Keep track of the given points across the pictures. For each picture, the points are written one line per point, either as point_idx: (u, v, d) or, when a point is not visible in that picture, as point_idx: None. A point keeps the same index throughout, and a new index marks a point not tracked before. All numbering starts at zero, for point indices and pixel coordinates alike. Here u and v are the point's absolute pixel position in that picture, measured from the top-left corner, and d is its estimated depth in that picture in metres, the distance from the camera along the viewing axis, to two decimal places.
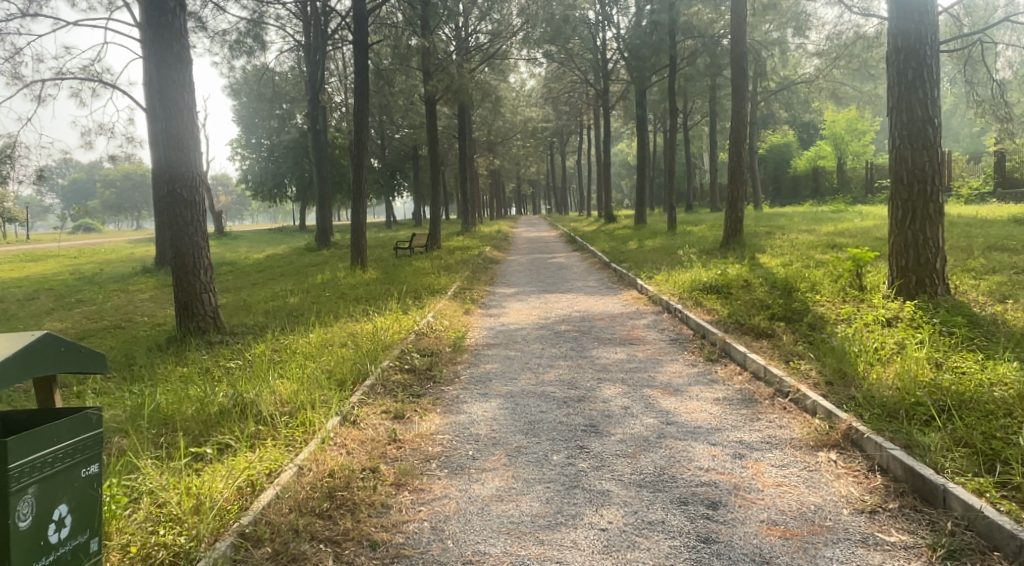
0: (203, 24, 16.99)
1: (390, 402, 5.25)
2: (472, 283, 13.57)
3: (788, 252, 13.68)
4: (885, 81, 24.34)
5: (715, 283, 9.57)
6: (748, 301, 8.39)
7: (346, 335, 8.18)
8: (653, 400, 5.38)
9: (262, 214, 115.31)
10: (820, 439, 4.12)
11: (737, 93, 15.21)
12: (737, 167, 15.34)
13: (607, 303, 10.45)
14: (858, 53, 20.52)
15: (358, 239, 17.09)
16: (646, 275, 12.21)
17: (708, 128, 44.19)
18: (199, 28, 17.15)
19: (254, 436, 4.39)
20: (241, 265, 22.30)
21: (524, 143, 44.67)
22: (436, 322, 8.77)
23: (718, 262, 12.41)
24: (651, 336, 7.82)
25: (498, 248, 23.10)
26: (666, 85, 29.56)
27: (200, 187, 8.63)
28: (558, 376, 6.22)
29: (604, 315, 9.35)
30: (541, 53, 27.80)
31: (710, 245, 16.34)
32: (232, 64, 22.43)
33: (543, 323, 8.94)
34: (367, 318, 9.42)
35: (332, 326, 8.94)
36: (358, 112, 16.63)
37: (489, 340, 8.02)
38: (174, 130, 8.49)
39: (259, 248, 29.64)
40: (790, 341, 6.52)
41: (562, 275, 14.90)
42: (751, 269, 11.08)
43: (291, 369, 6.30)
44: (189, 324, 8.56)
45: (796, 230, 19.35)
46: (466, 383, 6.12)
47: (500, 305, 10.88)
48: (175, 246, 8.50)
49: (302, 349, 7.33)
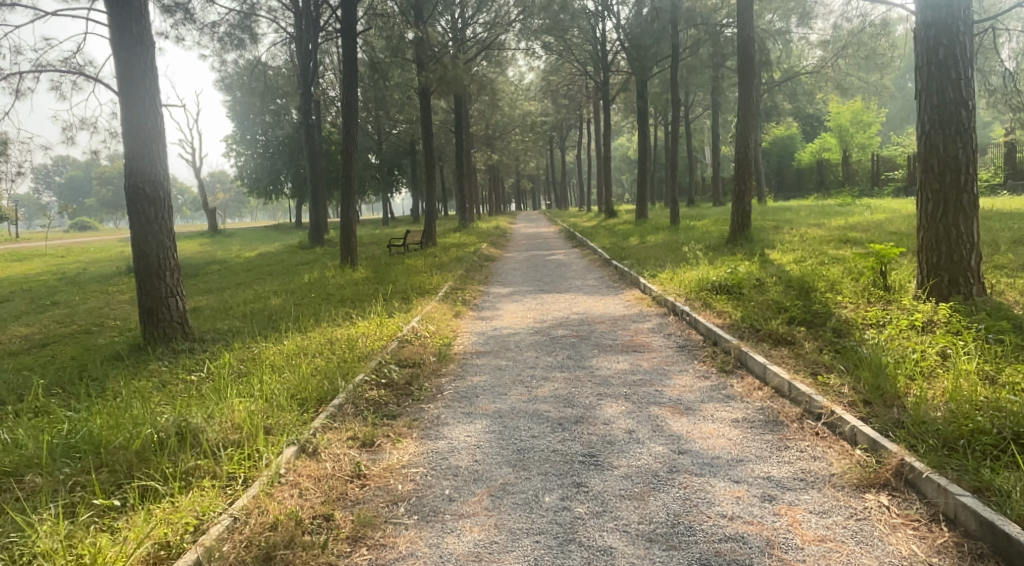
0: (190, 15, 16.27)
1: (359, 426, 4.53)
2: (465, 282, 12.90)
3: (798, 248, 12.97)
4: (892, 71, 23.62)
5: (726, 282, 8.86)
6: (763, 303, 7.69)
7: (324, 343, 7.46)
8: (661, 421, 4.68)
9: (260, 211, 114.63)
10: (867, 476, 3.44)
11: (745, 81, 14.47)
12: (745, 160, 14.57)
13: (608, 304, 9.75)
14: (866, 41, 19.83)
15: (348, 237, 16.39)
16: (650, 273, 11.50)
17: (709, 122, 43.49)
18: (187, 19, 16.41)
19: (189, 474, 3.71)
20: (230, 264, 21.54)
21: (523, 138, 43.92)
22: (422, 326, 8.06)
23: (726, 259, 11.71)
24: (655, 342, 7.13)
25: (495, 245, 22.41)
26: (668, 77, 28.79)
27: (165, 182, 7.88)
28: (552, 392, 5.52)
29: (603, 318, 8.65)
30: (539, 45, 27.07)
31: (715, 240, 15.64)
32: (222, 57, 21.68)
33: (538, 327, 8.24)
34: (350, 324, 8.68)
35: (310, 333, 8.22)
36: (346, 104, 15.92)
37: (479, 347, 7.33)
38: (134, 120, 7.71)
39: (251, 246, 28.92)
40: (814, 350, 5.82)
41: (560, 273, 14.20)
42: (762, 266, 10.37)
43: (253, 385, 5.58)
44: (153, 330, 7.84)
45: (804, 224, 18.64)
46: (450, 399, 5.43)
47: (493, 306, 10.21)
48: (137, 245, 7.75)
49: (272, 360, 6.60)
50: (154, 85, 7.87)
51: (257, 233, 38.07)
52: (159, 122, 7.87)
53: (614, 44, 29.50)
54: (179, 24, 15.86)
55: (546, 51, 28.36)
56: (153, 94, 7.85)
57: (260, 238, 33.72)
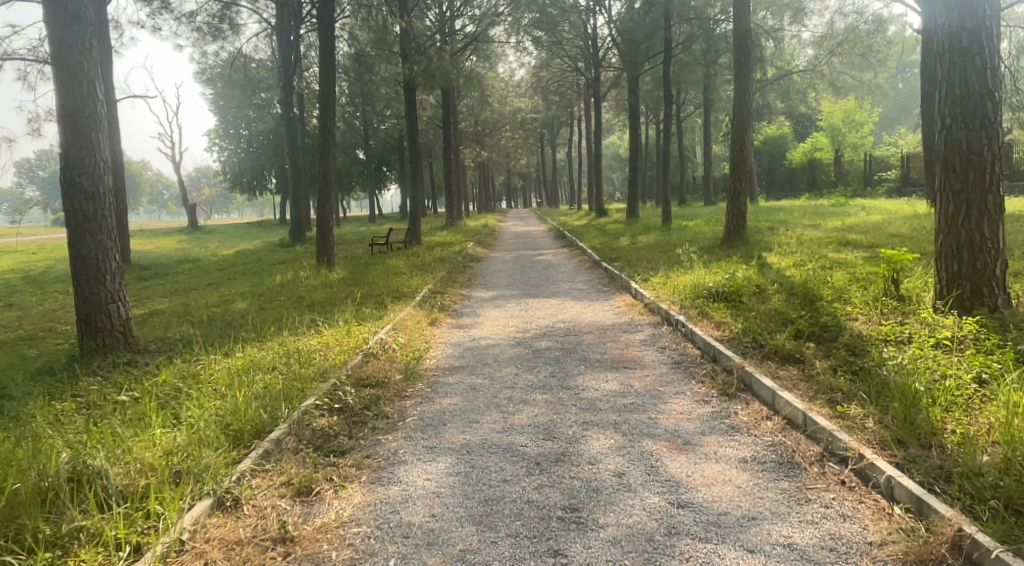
0: (166, 4, 15.45)
1: (295, 468, 3.84)
2: (446, 285, 12.18)
3: (797, 250, 12.32)
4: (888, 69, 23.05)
5: (724, 289, 8.16)
6: (765, 312, 7.00)
7: (280, 356, 6.71)
8: (656, 460, 3.95)
9: (248, 207, 113.40)
10: (915, 550, 2.89)
11: (742, 75, 13.78)
12: (740, 158, 13.90)
13: (596, 311, 9.05)
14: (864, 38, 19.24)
15: (325, 235, 15.64)
16: (641, 276, 10.80)
17: (700, 120, 42.93)
18: (163, 8, 15.56)
19: (66, 540, 3.05)
20: (205, 263, 20.67)
21: (513, 135, 43.16)
22: (390, 337, 7.28)
23: (722, 262, 11.04)
24: (647, 357, 6.43)
25: (482, 244, 21.72)
26: (659, 73, 28.19)
27: (105, 175, 7.14)
28: (531, 420, 4.79)
29: (591, 328, 7.94)
30: (529, 40, 26.38)
31: (709, 242, 14.98)
32: (201, 48, 20.83)
33: (519, 338, 7.51)
34: (314, 333, 7.92)
35: (268, 344, 7.47)
36: (322, 96, 15.11)
37: (453, 361, 6.60)
38: (70, 107, 6.91)
39: (230, 244, 28.03)
40: (827, 372, 5.12)
41: (547, 275, 13.49)
42: (762, 271, 9.69)
43: (187, 412, 4.86)
44: (90, 340, 7.09)
45: (801, 225, 18.01)
46: (415, 428, 4.70)
47: (473, 312, 9.48)
48: (73, 246, 7.01)
49: (217, 379, 5.85)
50: (94, 69, 7.08)
51: (240, 230, 37.20)
52: (101, 109, 7.11)
53: (605, 39, 28.84)
54: (151, 13, 15.07)
55: (536, 46, 27.61)
56: (93, 79, 7.06)
57: (241, 236, 32.82)
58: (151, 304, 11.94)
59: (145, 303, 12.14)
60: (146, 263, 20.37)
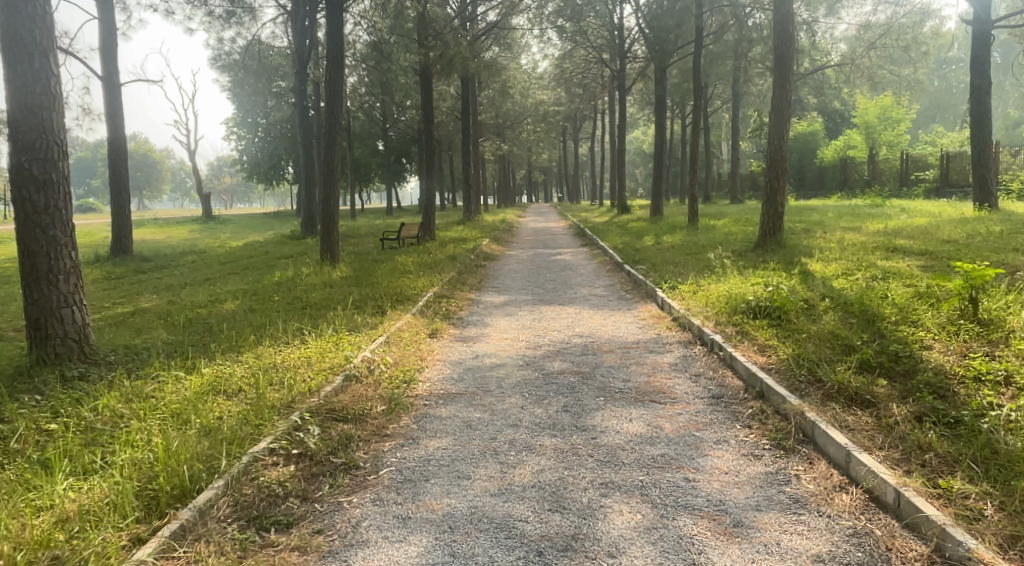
0: None
1: (215, 558, 2.98)
2: (454, 287, 11.21)
3: (841, 257, 11.17)
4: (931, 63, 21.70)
5: (766, 301, 7.09)
6: (819, 335, 5.94)
7: (250, 375, 5.81)
8: (698, 556, 2.97)
9: (270, 196, 113.58)
10: None
11: (782, 63, 12.59)
12: (777, 153, 12.74)
13: (618, 325, 8.02)
14: None
15: (330, 229, 14.76)
16: (669, 284, 9.74)
17: (728, 114, 41.56)
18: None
19: None
20: (210, 255, 19.93)
21: (534, 128, 42.09)
22: (379, 354, 6.29)
23: (760, 270, 9.94)
24: (679, 389, 5.38)
25: (499, 240, 20.74)
26: (688, 65, 26.95)
27: (61, 160, 6.24)
28: (536, 478, 3.78)
29: (612, 346, 6.92)
30: (553, 31, 25.24)
31: (741, 244, 13.85)
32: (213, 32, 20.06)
33: (529, 357, 6.52)
34: (298, 345, 7.00)
35: (242, 357, 6.53)
36: (327, 81, 14.15)
37: (448, 387, 5.62)
38: (18, 80, 6.00)
39: (242, 235, 27.39)
40: (910, 424, 4.08)
41: (565, 277, 12.51)
42: (806, 282, 8.59)
43: (111, 454, 3.97)
44: (39, 350, 6.20)
45: (839, 227, 16.78)
46: (388, 486, 3.72)
47: (480, 321, 8.50)
48: (21, 241, 6.11)
49: (165, 405, 4.93)
50: (48, 38, 6.18)
51: (255, 220, 36.62)
52: (57, 85, 6.23)
53: (632, 30, 27.74)
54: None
55: (560, 36, 26.52)
56: (47, 51, 6.16)
57: (254, 227, 32.19)
58: (137, 302, 11.13)
59: (131, 301, 11.31)
60: (150, 254, 19.68)
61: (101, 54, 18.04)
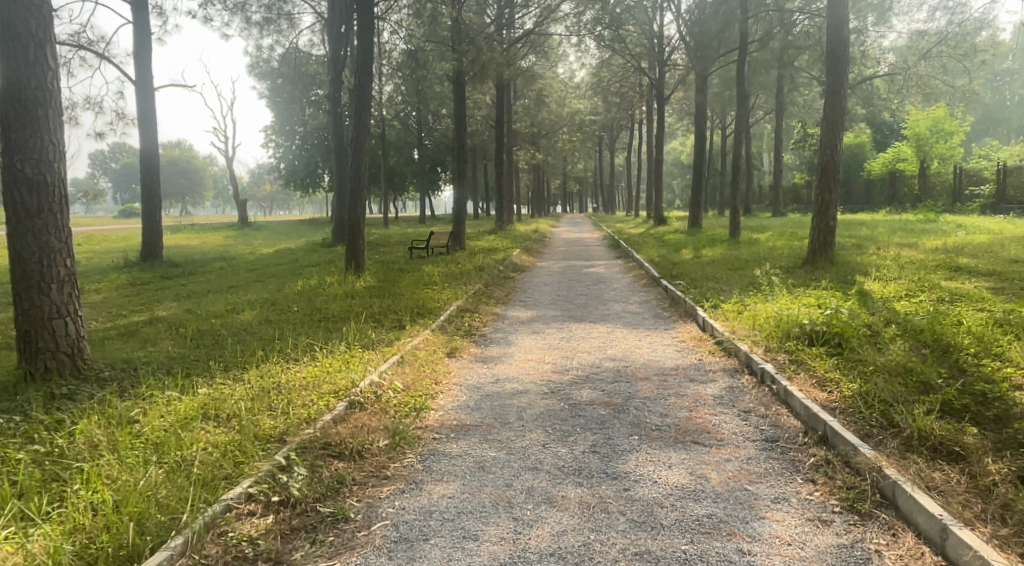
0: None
1: None
2: (480, 301, 10.64)
3: (900, 276, 10.29)
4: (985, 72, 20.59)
5: (822, 326, 6.36)
6: (888, 368, 5.21)
7: (246, 398, 5.26)
8: None
9: (309, 203, 114.96)
10: None
11: (835, 69, 11.76)
12: (829, 163, 11.90)
13: (654, 347, 7.33)
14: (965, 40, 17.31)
15: (355, 238, 14.33)
16: (710, 302, 9.01)
17: (771, 125, 40.49)
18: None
19: None
20: (238, 261, 19.70)
21: (570, 137, 41.49)
22: (389, 378, 5.71)
23: (811, 289, 9.14)
24: (725, 428, 4.69)
25: (531, 251, 20.15)
26: (730, 73, 26.07)
27: (56, 161, 5.83)
28: (556, 544, 3.17)
29: (648, 373, 6.24)
30: (590, 40, 24.61)
31: (788, 260, 13.01)
32: (252, 39, 19.97)
33: (554, 383, 5.88)
34: (306, 362, 6.47)
35: (244, 376, 6.00)
36: (355, 86, 13.77)
37: (463, 418, 5.02)
38: (12, 74, 5.61)
39: (273, 242, 27.31)
40: (1014, 489, 3.38)
41: (598, 292, 11.85)
42: (864, 304, 7.80)
43: (68, 495, 3.46)
44: (30, 364, 5.77)
45: (892, 244, 15.76)
46: (380, 548, 3.15)
47: (504, 339, 7.88)
48: (12, 248, 5.69)
49: (146, 433, 4.43)
50: (45, 31, 5.77)
51: (290, 227, 36.66)
52: (54, 81, 5.82)
53: (673, 38, 27.05)
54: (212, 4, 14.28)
55: (599, 45, 25.95)
56: (43, 43, 5.75)
57: (287, 233, 32.17)
58: (153, 310, 10.77)
59: (148, 309, 10.94)
60: (179, 259, 19.53)
61: (136, 59, 17.96)
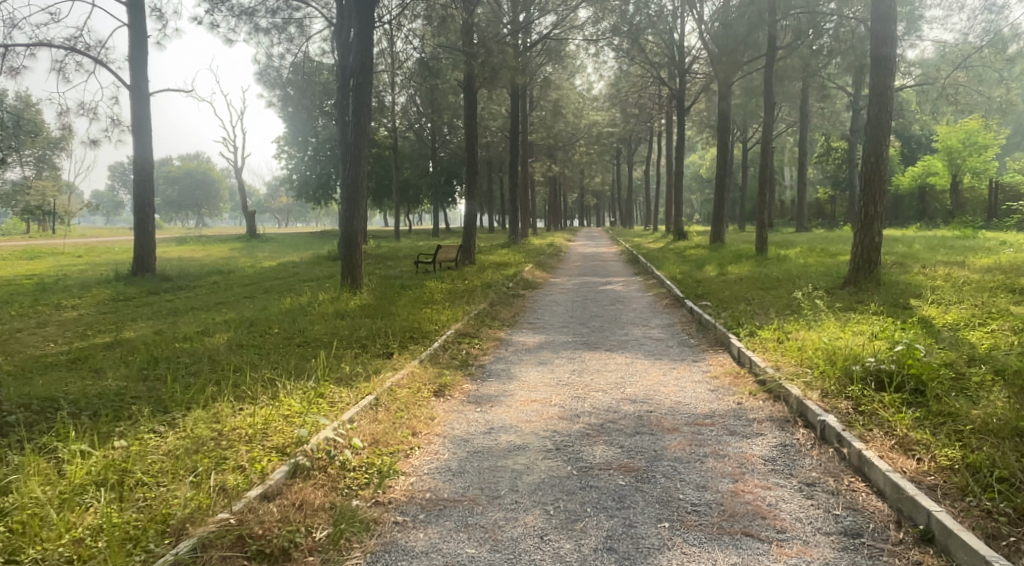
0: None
1: None
2: (483, 323, 9.52)
3: (961, 299, 9.06)
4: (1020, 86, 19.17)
5: (892, 364, 5.15)
6: (992, 429, 4.04)
7: (168, 458, 4.18)
8: None
9: (325, 215, 114.94)
10: None
11: (881, 70, 10.56)
12: (874, 172, 10.63)
13: (683, 384, 6.16)
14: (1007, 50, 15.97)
15: (351, 252, 13.27)
16: (745, 328, 7.83)
17: (794, 136, 39.22)
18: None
19: None
20: (235, 275, 18.71)
21: (588, 149, 40.39)
22: (352, 427, 4.59)
23: (863, 316, 7.91)
24: (784, 512, 3.52)
25: (545, 266, 19.04)
26: (754, 83, 24.90)
27: None
28: None
29: (679, 421, 5.06)
30: (608, 49, 23.61)
31: (827, 279, 11.77)
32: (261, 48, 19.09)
33: (562, 437, 4.71)
34: (263, 403, 5.35)
35: (181, 424, 4.94)
36: (355, 88, 12.75)
37: (439, 490, 3.88)
38: None
39: (279, 255, 26.46)
40: None
41: (615, 313, 10.70)
42: (933, 335, 6.55)
43: None
44: None
45: (936, 262, 14.44)
46: None
47: (504, 373, 6.71)
48: None
49: (12, 514, 3.38)
50: None
51: (299, 240, 35.81)
52: None
53: (694, 46, 25.96)
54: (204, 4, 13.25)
55: (618, 55, 24.95)
56: None
57: (295, 246, 31.34)
58: (121, 331, 9.71)
59: (117, 328, 9.90)
60: (173, 272, 18.57)
61: (132, 63, 17.10)
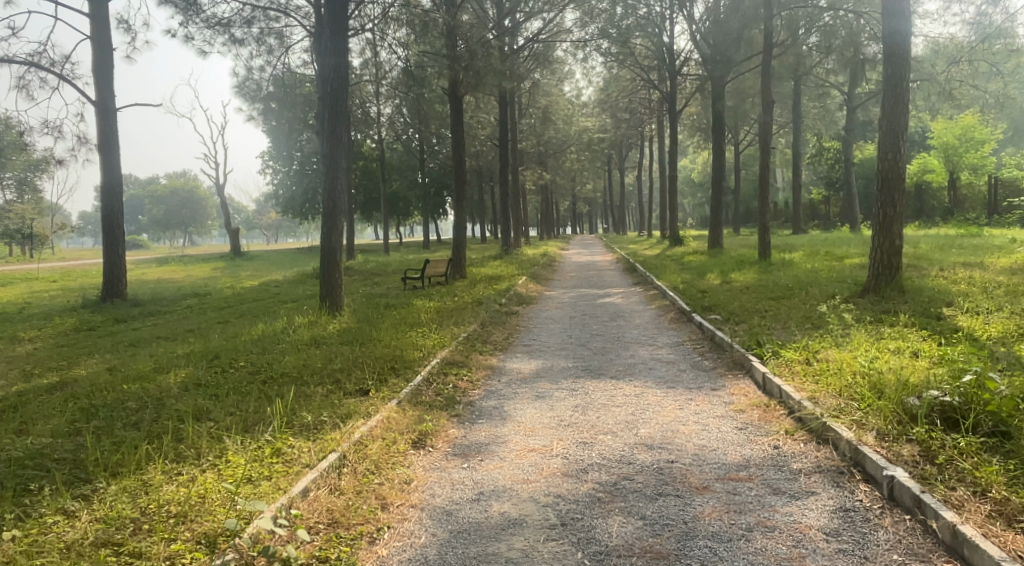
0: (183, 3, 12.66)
1: None
2: (472, 347, 8.61)
3: (996, 306, 8.21)
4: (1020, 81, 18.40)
5: (960, 398, 4.29)
6: None
7: (63, 559, 3.29)
8: None
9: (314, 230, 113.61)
10: None
11: (894, 60, 9.74)
12: (892, 170, 9.78)
13: (707, 422, 5.26)
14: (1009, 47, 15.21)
15: (330, 270, 12.32)
16: (766, 348, 6.93)
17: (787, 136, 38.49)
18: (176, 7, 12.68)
19: None
20: (213, 297, 17.75)
21: (578, 156, 39.61)
22: (304, 504, 3.70)
23: (897, 331, 7.04)
24: None
25: (538, 277, 18.14)
26: (747, 83, 24.14)
27: None
28: None
29: (710, 475, 4.17)
30: (597, 54, 22.82)
31: (842, 286, 10.91)
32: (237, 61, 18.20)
33: (569, 504, 3.82)
34: (204, 467, 4.40)
35: (96, 498, 4.02)
36: (330, 97, 11.86)
37: None
38: None
39: (261, 273, 25.49)
40: None
41: (616, 330, 9.80)
42: (987, 353, 5.68)
43: None
44: None
45: (950, 263, 13.60)
46: None
47: (495, 412, 5.79)
48: None
49: None
50: None
51: (285, 256, 34.87)
52: None
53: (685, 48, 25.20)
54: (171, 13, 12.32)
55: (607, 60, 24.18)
56: None
57: (280, 264, 30.32)
58: (72, 368, 8.72)
59: (68, 365, 8.92)
60: (147, 296, 17.60)
61: (97, 77, 16.18)
